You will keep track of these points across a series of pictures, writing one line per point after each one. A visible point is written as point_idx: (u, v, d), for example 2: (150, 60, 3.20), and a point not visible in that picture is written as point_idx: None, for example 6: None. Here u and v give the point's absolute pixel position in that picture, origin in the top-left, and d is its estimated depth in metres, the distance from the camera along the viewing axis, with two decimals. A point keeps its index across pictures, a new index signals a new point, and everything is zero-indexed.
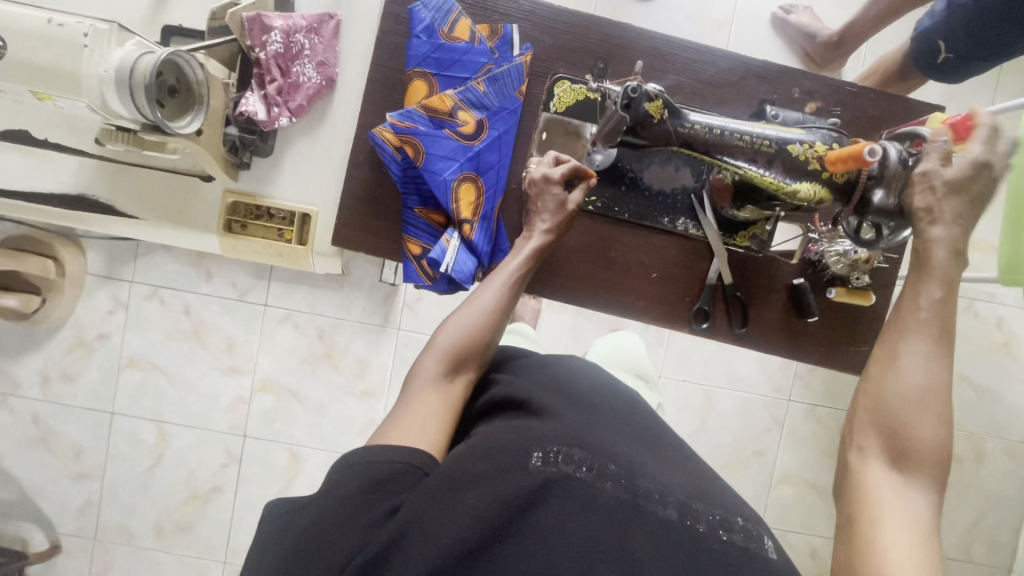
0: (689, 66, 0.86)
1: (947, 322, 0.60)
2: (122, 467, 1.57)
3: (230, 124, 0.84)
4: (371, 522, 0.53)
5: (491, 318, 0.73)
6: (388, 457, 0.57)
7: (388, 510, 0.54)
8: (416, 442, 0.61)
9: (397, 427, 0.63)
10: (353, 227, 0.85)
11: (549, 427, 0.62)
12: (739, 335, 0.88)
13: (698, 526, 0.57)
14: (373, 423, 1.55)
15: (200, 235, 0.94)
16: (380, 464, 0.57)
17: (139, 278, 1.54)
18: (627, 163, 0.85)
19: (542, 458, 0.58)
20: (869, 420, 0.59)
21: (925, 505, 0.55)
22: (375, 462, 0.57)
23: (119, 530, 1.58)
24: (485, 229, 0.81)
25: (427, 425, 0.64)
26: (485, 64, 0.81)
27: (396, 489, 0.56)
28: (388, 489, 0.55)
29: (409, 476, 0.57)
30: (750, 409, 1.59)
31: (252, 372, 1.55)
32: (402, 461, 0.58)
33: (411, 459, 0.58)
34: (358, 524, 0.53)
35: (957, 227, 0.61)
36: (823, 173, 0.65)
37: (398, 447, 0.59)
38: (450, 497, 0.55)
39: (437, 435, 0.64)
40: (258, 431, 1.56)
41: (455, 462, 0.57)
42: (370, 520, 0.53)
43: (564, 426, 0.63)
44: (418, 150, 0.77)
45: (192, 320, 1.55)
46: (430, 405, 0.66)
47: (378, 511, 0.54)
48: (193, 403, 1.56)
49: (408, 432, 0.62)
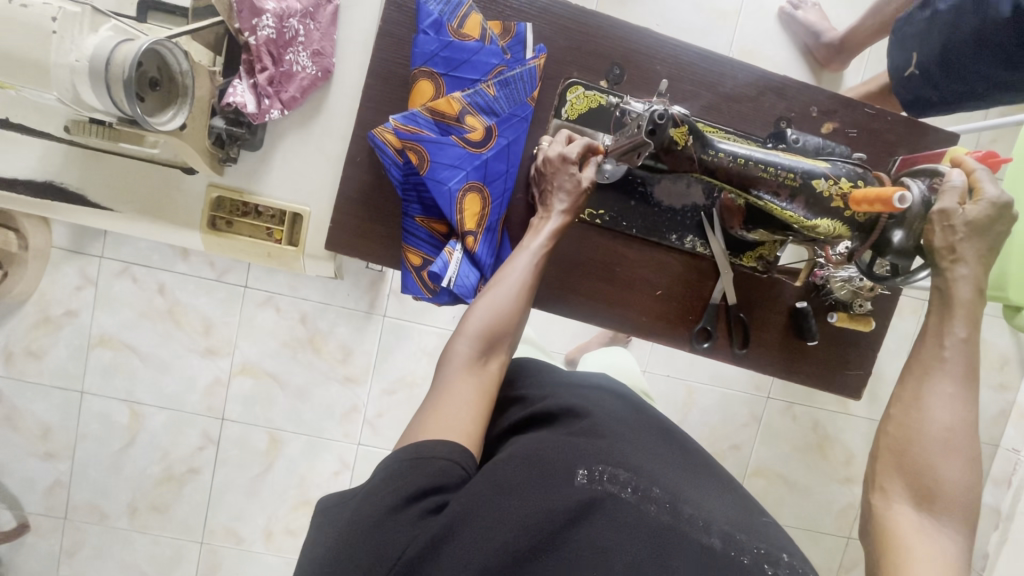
0: (709, 79, 0.83)
1: (974, 363, 0.59)
2: (93, 448, 1.45)
3: (217, 115, 0.80)
4: (420, 514, 0.51)
5: (525, 296, 0.69)
6: (433, 453, 0.55)
7: (437, 505, 0.52)
8: (452, 435, 0.57)
9: (431, 417, 0.59)
10: (348, 232, 0.81)
11: (595, 444, 0.60)
12: (739, 356, 0.87)
13: (743, 558, 0.54)
14: (357, 410, 1.47)
15: (182, 230, 0.90)
16: (428, 461, 0.54)
17: (109, 254, 1.41)
18: (638, 177, 0.82)
19: (588, 475, 0.56)
20: (892, 460, 0.59)
21: (955, 549, 0.54)
22: (423, 457, 0.54)
23: (90, 509, 1.46)
24: (489, 241, 0.77)
25: (462, 415, 0.60)
26: (497, 66, 0.77)
27: (446, 487, 0.53)
28: (437, 485, 0.53)
29: (458, 477, 0.55)
30: (730, 405, 1.52)
31: (230, 355, 1.45)
32: (449, 459, 0.55)
33: (456, 457, 0.55)
34: (405, 517, 0.51)
35: (980, 266, 0.61)
36: (846, 211, 0.67)
37: (440, 443, 0.56)
38: (498, 502, 0.53)
39: (472, 426, 0.59)
40: (238, 415, 1.46)
41: (501, 467, 0.56)
42: (418, 513, 0.51)
43: (607, 442, 0.61)
44: (422, 157, 0.72)
45: (167, 299, 1.43)
46: (464, 393, 0.61)
47: (427, 505, 0.52)
48: (169, 384, 1.45)
49: (443, 423, 0.58)
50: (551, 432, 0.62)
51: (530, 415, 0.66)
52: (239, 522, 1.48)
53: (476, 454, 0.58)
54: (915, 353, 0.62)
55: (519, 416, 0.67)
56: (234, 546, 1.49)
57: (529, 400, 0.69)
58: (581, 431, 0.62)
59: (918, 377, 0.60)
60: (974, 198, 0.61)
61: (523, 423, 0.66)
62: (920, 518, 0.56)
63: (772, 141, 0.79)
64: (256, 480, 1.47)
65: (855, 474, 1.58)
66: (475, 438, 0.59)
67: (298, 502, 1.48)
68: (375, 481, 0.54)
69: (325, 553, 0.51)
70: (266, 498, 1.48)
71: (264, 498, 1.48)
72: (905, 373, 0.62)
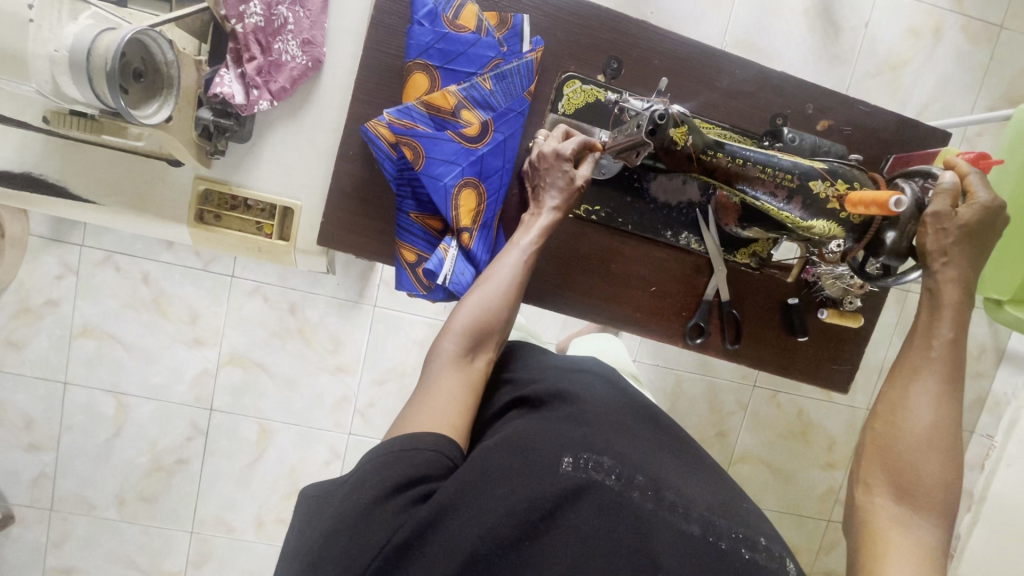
0: (707, 75, 0.83)
1: (960, 363, 0.60)
2: (79, 439, 1.43)
3: (204, 106, 0.78)
4: (406, 504, 0.50)
5: (514, 293, 0.68)
6: (421, 444, 0.54)
7: (423, 495, 0.51)
8: (438, 428, 0.57)
9: (418, 411, 0.58)
10: (341, 227, 0.81)
11: (581, 431, 0.58)
12: (731, 351, 0.89)
13: (721, 544, 0.54)
14: (347, 400, 1.46)
15: (168, 225, 0.89)
16: (416, 451, 0.53)
17: (89, 242, 1.37)
18: (634, 173, 0.82)
19: (572, 463, 0.55)
20: (876, 455, 0.60)
21: (932, 542, 0.54)
22: (410, 449, 0.53)
23: (77, 500, 1.44)
24: (484, 238, 0.76)
25: (449, 408, 0.59)
26: (493, 59, 0.76)
27: (433, 476, 0.53)
28: (424, 474, 0.52)
29: (444, 468, 0.54)
30: (717, 394, 1.55)
31: (217, 345, 1.42)
32: (435, 449, 0.54)
33: (443, 449, 0.55)
34: (390, 507, 0.50)
35: (969, 270, 0.63)
36: (841, 212, 0.68)
37: (428, 435, 0.55)
38: (482, 490, 0.52)
39: (460, 420, 0.59)
40: (226, 405, 1.45)
41: (485, 456, 0.54)
42: (403, 502, 0.50)
43: (592, 430, 0.59)
44: (418, 153, 0.71)
45: (151, 289, 1.40)
46: (450, 387, 0.61)
47: (413, 495, 0.51)
48: (155, 374, 1.43)
49: (431, 416, 0.58)
50: (537, 417, 0.60)
51: (518, 398, 0.65)
52: (230, 511, 1.48)
53: (466, 447, 0.58)
54: (904, 353, 0.63)
55: (506, 399, 0.66)
56: (225, 535, 1.48)
57: (518, 382, 0.68)
58: (568, 417, 0.60)
59: (905, 377, 0.61)
60: (966, 201, 0.63)
61: (509, 405, 0.65)
62: (901, 511, 0.56)
63: (769, 139, 0.80)
64: (246, 470, 1.46)
65: (836, 459, 1.62)
66: (463, 431, 0.59)
67: (288, 491, 1.48)
68: (362, 470, 0.53)
69: (309, 542, 0.50)
70: (257, 487, 1.47)
71: (254, 487, 1.47)
72: (893, 372, 0.63)
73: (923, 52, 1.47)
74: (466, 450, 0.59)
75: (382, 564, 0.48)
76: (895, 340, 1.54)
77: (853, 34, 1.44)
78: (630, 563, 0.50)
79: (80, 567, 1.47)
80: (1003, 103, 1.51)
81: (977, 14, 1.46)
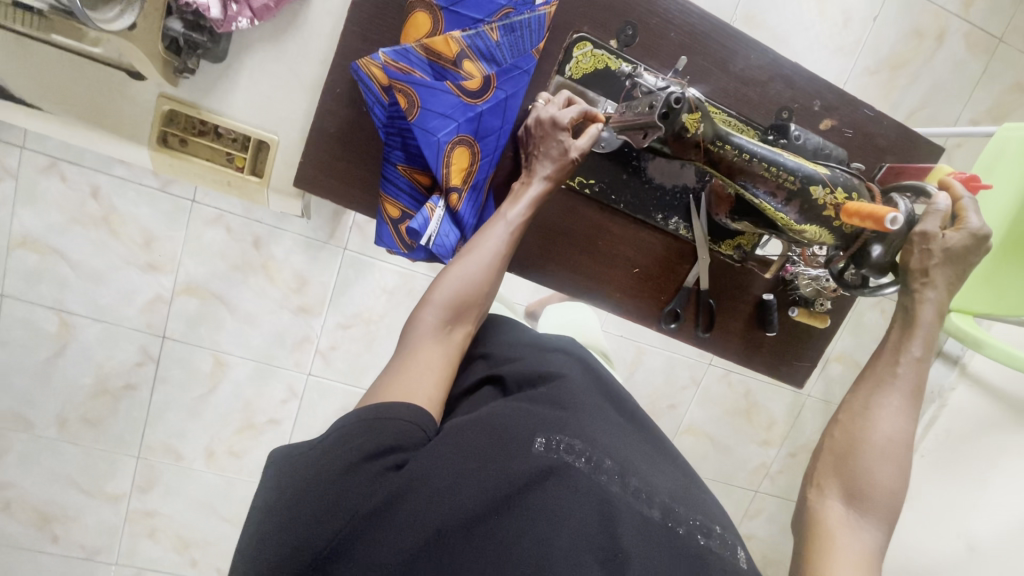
0: (721, 56, 0.80)
1: (923, 381, 0.63)
2: (16, 355, 1.35)
3: (173, 15, 0.70)
4: (377, 473, 0.49)
5: (498, 266, 0.66)
6: (396, 414, 0.53)
7: (397, 464, 0.50)
8: (414, 397, 0.56)
9: (394, 379, 0.57)
10: (325, 173, 0.76)
11: (556, 413, 0.58)
12: (702, 338, 0.90)
13: (679, 529, 0.56)
14: (309, 340, 1.43)
15: (127, 144, 0.82)
16: (391, 419, 0.53)
17: (30, 146, 1.24)
18: (633, 151, 0.79)
19: (545, 444, 0.55)
20: (831, 460, 0.63)
21: (872, 542, 0.58)
22: (386, 417, 0.53)
23: (14, 417, 1.38)
24: (473, 201, 0.72)
25: (426, 379, 0.58)
26: (504, 7, 0.69)
27: (407, 447, 0.52)
28: (396, 444, 0.51)
29: (418, 439, 0.53)
30: (674, 368, 1.60)
31: (174, 272, 1.35)
32: (410, 420, 0.53)
33: (417, 419, 0.54)
34: (363, 474, 0.49)
35: (946, 291, 0.65)
36: (835, 221, 0.69)
37: (403, 405, 0.54)
38: (455, 465, 0.51)
39: (435, 391, 0.58)
40: (180, 334, 1.39)
41: (461, 432, 0.54)
42: (376, 470, 0.49)
43: (566, 413, 0.59)
44: (412, 102, 0.66)
45: (101, 205, 1.29)
46: (428, 358, 0.60)
47: (386, 463, 0.50)
48: (102, 295, 1.34)
49: (407, 384, 0.57)
50: (512, 397, 0.60)
51: (493, 376, 0.65)
52: (179, 440, 1.45)
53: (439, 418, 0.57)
54: (872, 365, 0.66)
55: (479, 375, 0.66)
56: (173, 462, 1.46)
57: (494, 357, 0.68)
58: (544, 399, 0.60)
59: (869, 389, 0.64)
60: (955, 225, 0.65)
61: (483, 381, 0.65)
62: (847, 513, 0.60)
63: (773, 134, 0.79)
64: (199, 401, 1.43)
65: (773, 438, 1.73)
66: (437, 402, 0.58)
67: (242, 425, 1.46)
68: (335, 436, 0.52)
69: (277, 504, 0.49)
70: (209, 419, 1.45)
71: (206, 419, 1.45)
72: (859, 383, 0.66)
73: (923, 55, 1.46)
74: (439, 421, 0.58)
75: (353, 530, 0.47)
76: (843, 334, 1.63)
77: (861, 27, 1.42)
78: (593, 542, 0.51)
79: (15, 484, 1.42)
80: (987, 119, 1.54)
81: (982, 23, 1.46)
